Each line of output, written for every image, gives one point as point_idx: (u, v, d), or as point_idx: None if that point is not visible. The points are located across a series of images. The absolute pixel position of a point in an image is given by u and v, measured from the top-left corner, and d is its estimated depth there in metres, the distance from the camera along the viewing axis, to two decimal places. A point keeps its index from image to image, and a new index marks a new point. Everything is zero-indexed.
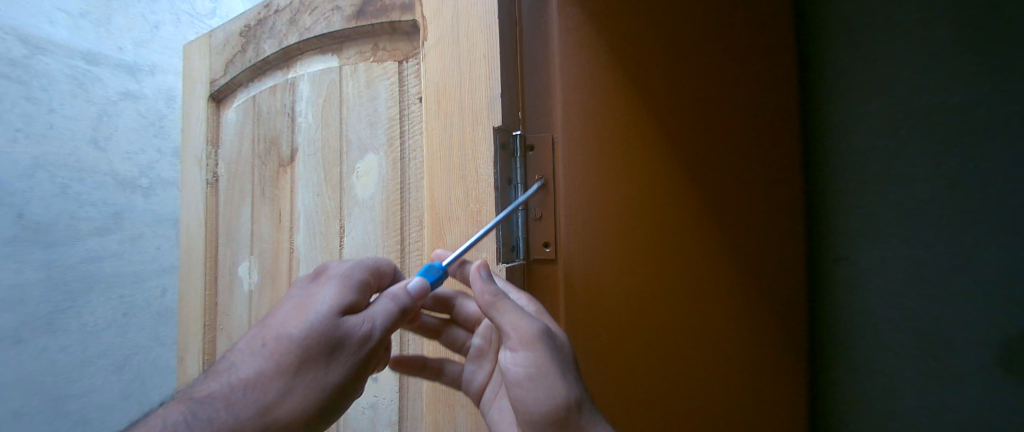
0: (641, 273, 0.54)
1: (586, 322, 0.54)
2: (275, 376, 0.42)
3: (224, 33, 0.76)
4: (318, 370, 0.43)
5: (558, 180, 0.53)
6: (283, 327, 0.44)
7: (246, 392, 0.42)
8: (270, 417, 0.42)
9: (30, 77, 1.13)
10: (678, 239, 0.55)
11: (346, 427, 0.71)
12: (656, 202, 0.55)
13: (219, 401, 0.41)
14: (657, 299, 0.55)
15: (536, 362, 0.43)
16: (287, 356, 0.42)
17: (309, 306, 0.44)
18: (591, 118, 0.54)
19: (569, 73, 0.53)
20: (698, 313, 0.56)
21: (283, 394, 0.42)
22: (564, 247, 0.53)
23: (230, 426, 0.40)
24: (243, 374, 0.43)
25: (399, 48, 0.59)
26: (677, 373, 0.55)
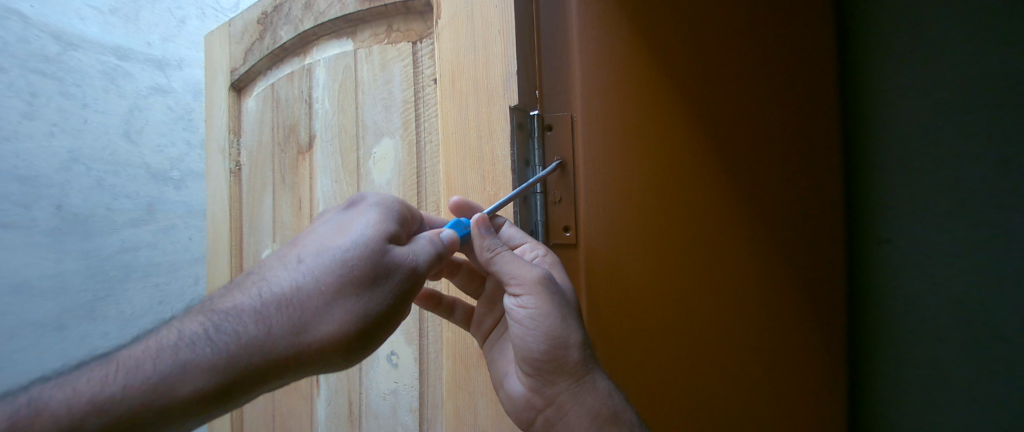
0: (663, 258, 0.52)
1: (608, 312, 0.51)
2: (313, 293, 0.36)
3: (243, 22, 0.76)
4: (363, 298, 0.37)
5: (579, 162, 0.51)
6: (323, 245, 0.38)
7: (278, 308, 0.35)
8: (300, 341, 0.35)
9: (63, 72, 1.19)
10: (704, 225, 0.53)
11: (368, 413, 0.72)
12: (680, 186, 0.52)
13: (244, 315, 0.35)
14: (679, 285, 0.53)
15: (534, 305, 0.43)
16: (326, 273, 0.36)
17: (351, 227, 0.39)
18: (611, 95, 0.51)
19: (590, 48, 0.50)
20: (723, 302, 0.54)
21: (321, 314, 0.36)
22: (584, 232, 0.51)
23: (258, 342, 0.34)
24: (273, 290, 0.36)
25: (414, 28, 0.58)
26: (700, 364, 0.53)
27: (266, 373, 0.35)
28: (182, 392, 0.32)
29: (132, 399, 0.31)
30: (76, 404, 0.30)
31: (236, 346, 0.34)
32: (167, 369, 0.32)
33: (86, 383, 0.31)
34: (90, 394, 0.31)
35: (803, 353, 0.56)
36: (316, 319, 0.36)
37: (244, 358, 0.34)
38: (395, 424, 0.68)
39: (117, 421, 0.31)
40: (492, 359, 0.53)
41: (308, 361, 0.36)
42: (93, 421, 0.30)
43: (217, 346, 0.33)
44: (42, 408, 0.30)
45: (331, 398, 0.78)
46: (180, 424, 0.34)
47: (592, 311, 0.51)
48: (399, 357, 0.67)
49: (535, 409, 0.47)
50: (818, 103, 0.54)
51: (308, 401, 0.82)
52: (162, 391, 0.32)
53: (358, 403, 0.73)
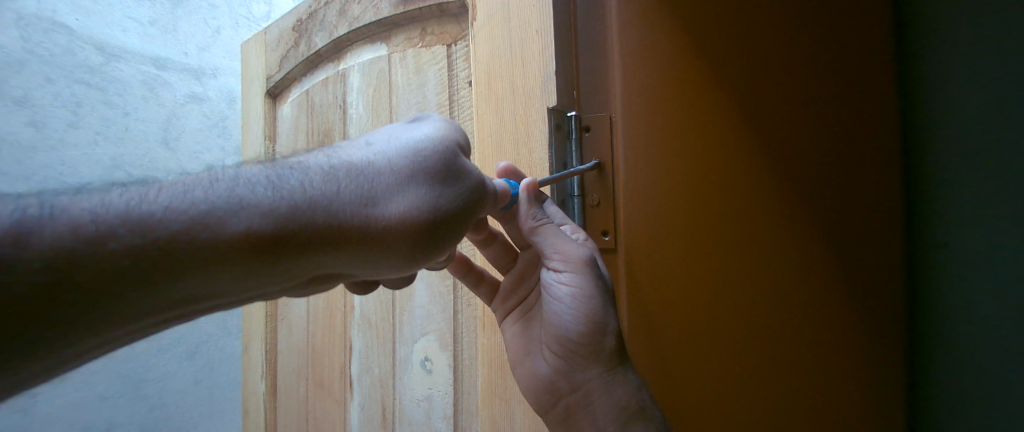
0: (708, 264, 0.50)
1: (648, 321, 0.48)
2: (388, 166, 0.32)
3: (279, 30, 0.78)
4: (437, 184, 0.32)
5: (619, 163, 0.49)
6: (397, 133, 0.35)
7: (350, 171, 0.31)
8: (363, 214, 0.30)
9: (106, 83, 1.23)
10: (745, 230, 0.50)
11: (402, 419, 0.71)
12: (719, 189, 0.50)
13: (312, 171, 0.30)
14: (725, 293, 0.50)
15: (581, 284, 0.44)
16: (403, 152, 0.32)
17: (424, 124, 0.36)
18: (653, 93, 0.49)
19: (631, 45, 0.48)
20: (765, 312, 0.51)
21: (395, 189, 0.31)
22: (623, 235, 0.49)
23: (326, 199, 0.29)
24: (345, 156, 0.32)
25: (448, 31, 0.57)
26: (740, 378, 0.51)
27: (324, 242, 0.30)
28: (226, 233, 0.27)
29: (172, 227, 0.26)
30: (115, 210, 0.25)
31: (302, 197, 0.29)
32: (217, 204, 0.27)
33: (127, 196, 0.26)
34: (124, 208, 0.25)
35: (855, 365, 0.53)
36: (385, 194, 0.31)
37: (302, 216, 0.29)
38: (429, 431, 0.68)
39: (148, 246, 0.25)
40: (511, 336, 0.52)
41: (366, 242, 0.31)
42: (117, 238, 0.25)
43: (281, 193, 0.29)
44: (65, 209, 0.24)
45: (364, 403, 0.78)
46: (213, 276, 0.28)
47: (633, 322, 0.48)
48: (433, 362, 0.67)
49: (558, 396, 0.48)
50: (869, 99, 0.52)
51: (342, 405, 0.82)
52: (208, 223, 0.26)
53: (392, 408, 0.73)
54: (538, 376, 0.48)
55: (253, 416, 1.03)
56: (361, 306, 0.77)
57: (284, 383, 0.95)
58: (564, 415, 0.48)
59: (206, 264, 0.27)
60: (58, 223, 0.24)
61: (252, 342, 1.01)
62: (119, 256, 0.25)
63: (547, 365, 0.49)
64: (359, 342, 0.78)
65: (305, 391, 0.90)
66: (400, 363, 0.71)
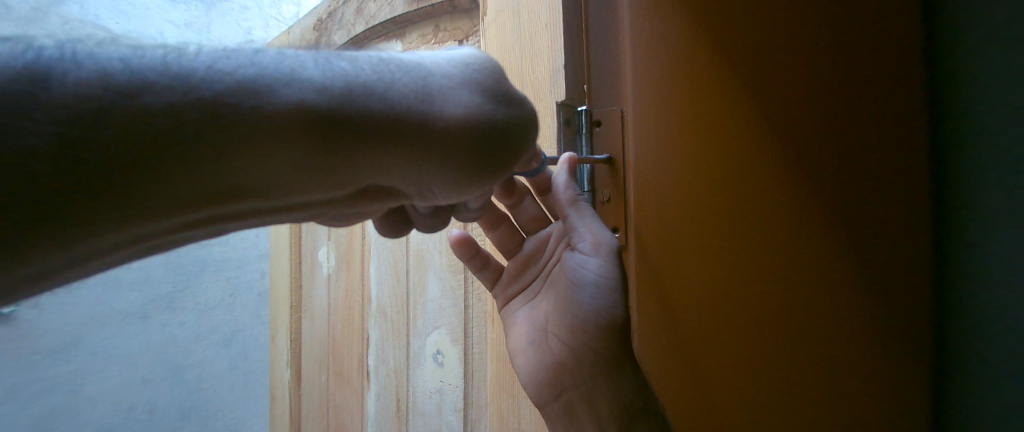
0: (724, 270, 0.46)
1: (657, 320, 0.48)
2: (440, 70, 0.29)
3: (302, 29, 0.80)
4: (486, 92, 0.29)
5: (630, 160, 0.49)
6: (433, 50, 0.32)
7: (400, 67, 0.28)
8: (413, 109, 0.26)
9: (144, 82, 1.30)
10: (771, 235, 0.44)
11: (415, 409, 0.73)
12: (740, 187, 0.44)
13: (358, 60, 0.27)
14: (745, 303, 0.45)
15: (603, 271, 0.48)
16: (448, 63, 0.30)
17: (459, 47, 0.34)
18: (665, 88, 0.47)
19: (644, 38, 0.47)
20: (790, 331, 0.44)
21: (452, 91, 0.28)
22: (633, 234, 0.49)
23: (379, 85, 0.26)
24: (386, 54, 0.29)
25: (460, 27, 0.58)
26: (757, 398, 0.45)
27: (383, 132, 0.26)
28: (262, 109, 0.22)
29: (198, 89, 0.21)
30: (146, 66, 0.20)
31: (353, 79, 0.25)
32: (244, 77, 0.22)
33: (160, 51, 0.21)
34: (135, 58, 0.20)
35: None
36: (443, 91, 0.28)
37: (348, 101, 0.24)
38: (440, 423, 0.69)
39: (181, 103, 0.20)
40: (513, 321, 0.57)
41: (417, 149, 0.27)
42: (129, 91, 0.19)
43: (329, 75, 0.25)
44: (63, 52, 0.19)
45: (380, 394, 0.80)
46: (254, 157, 0.23)
47: (648, 322, 0.49)
48: (445, 356, 0.67)
49: (560, 388, 0.52)
50: None
51: (359, 395, 0.84)
52: (239, 92, 0.22)
53: (406, 400, 0.74)
54: (541, 366, 0.53)
55: (279, 403, 1.08)
56: (377, 299, 0.79)
57: (307, 372, 0.98)
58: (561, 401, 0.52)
59: (251, 143, 0.22)
60: (82, 71, 0.19)
61: (278, 332, 1.06)
62: (153, 114, 0.20)
63: (550, 357, 0.53)
64: (375, 334, 0.80)
65: (326, 380, 0.93)
66: (413, 356, 0.73)
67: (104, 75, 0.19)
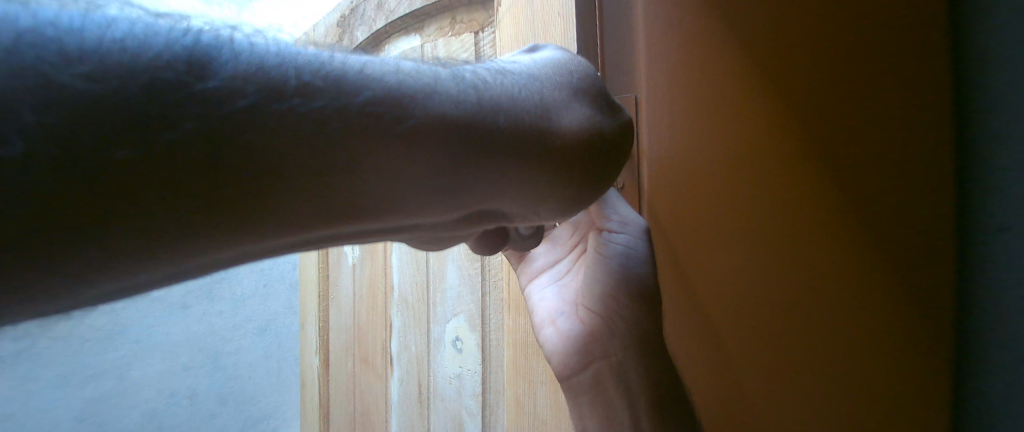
0: (757, 263, 0.43)
1: (678, 304, 0.49)
2: (554, 86, 0.30)
3: (327, 27, 0.83)
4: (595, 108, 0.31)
5: (644, 145, 0.49)
6: (536, 58, 0.32)
7: (516, 81, 0.28)
8: (528, 122, 0.27)
9: None
10: (816, 235, 0.39)
11: (435, 394, 0.75)
12: (783, 180, 0.41)
13: (481, 71, 0.27)
14: (777, 299, 0.42)
15: (636, 245, 0.46)
16: (561, 78, 0.31)
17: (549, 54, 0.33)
18: (682, 68, 0.46)
19: (654, 23, 0.47)
20: (846, 344, 0.39)
21: (565, 106, 0.29)
22: (647, 213, 0.50)
23: (512, 102, 0.26)
24: (499, 67, 0.29)
25: (475, 18, 0.59)
26: (797, 402, 0.42)
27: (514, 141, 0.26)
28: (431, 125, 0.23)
29: (361, 77, 0.21)
30: (304, 62, 0.20)
31: (487, 94, 0.26)
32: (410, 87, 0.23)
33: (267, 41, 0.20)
34: (331, 64, 0.21)
35: None
36: (558, 106, 0.29)
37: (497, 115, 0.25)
38: (460, 407, 0.71)
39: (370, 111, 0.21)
40: (532, 300, 0.56)
41: (541, 164, 0.28)
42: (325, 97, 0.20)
43: (458, 83, 0.25)
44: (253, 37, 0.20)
45: (403, 379, 0.82)
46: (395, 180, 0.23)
47: (671, 299, 0.50)
48: (463, 342, 0.69)
49: (589, 358, 0.51)
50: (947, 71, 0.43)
51: (384, 381, 0.87)
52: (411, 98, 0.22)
53: (427, 385, 0.77)
54: (570, 336, 0.52)
55: (309, 388, 1.13)
56: (399, 287, 0.81)
57: (335, 358, 1.02)
58: (591, 379, 0.51)
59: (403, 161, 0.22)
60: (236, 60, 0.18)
61: (308, 319, 1.10)
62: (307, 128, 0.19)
63: (580, 327, 0.52)
64: (398, 321, 0.82)
65: (353, 366, 0.97)
66: (434, 343, 0.75)
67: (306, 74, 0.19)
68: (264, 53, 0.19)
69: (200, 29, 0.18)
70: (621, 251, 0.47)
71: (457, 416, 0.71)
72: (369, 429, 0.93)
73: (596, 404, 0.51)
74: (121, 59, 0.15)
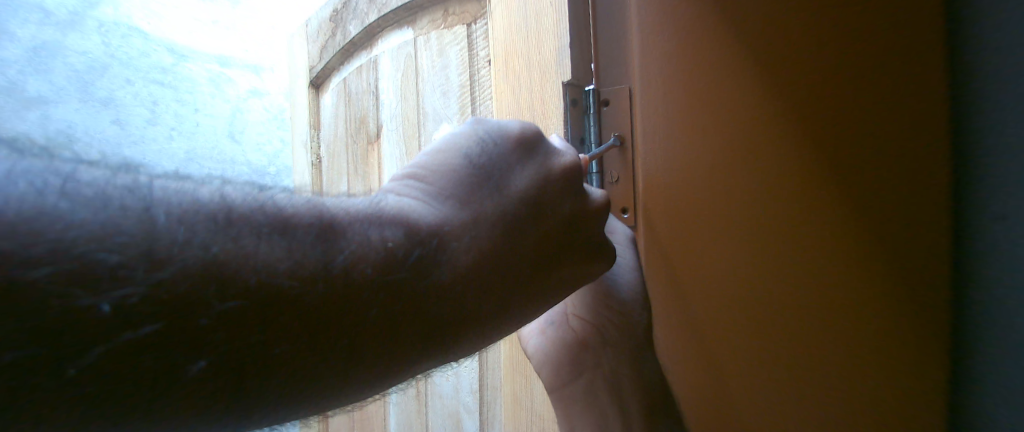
0: (760, 244, 0.44)
1: (670, 298, 0.46)
2: (492, 199, 0.31)
3: (319, 22, 0.83)
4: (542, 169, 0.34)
5: (638, 138, 0.47)
6: (464, 167, 0.31)
7: (453, 204, 0.29)
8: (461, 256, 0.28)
9: None
10: (813, 223, 0.43)
11: (433, 390, 0.75)
12: (789, 171, 0.43)
13: (413, 206, 0.28)
14: (777, 281, 0.44)
15: (626, 251, 0.45)
16: (487, 193, 0.31)
17: (478, 162, 0.31)
18: (677, 55, 0.45)
19: (647, 14, 0.46)
20: (811, 321, 0.44)
21: (500, 224, 0.30)
22: (641, 212, 0.47)
23: (435, 234, 0.27)
24: (420, 201, 0.29)
25: (468, 10, 0.58)
26: (784, 385, 0.44)
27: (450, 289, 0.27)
28: (379, 256, 0.25)
29: (267, 253, 0.21)
30: (204, 217, 0.20)
31: (401, 236, 0.26)
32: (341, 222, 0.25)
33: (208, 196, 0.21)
34: (243, 213, 0.22)
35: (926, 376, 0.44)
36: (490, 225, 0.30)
37: (439, 222, 0.28)
38: (457, 404, 0.71)
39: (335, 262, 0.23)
40: None
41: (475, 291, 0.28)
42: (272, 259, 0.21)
43: (384, 229, 0.26)
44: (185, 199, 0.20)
45: None
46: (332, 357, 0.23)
47: (661, 299, 0.47)
48: None
49: (580, 368, 0.49)
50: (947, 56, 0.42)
51: None
52: (337, 230, 0.24)
53: (424, 382, 0.77)
54: (559, 346, 0.49)
55: None
56: None
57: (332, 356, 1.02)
58: (581, 388, 0.49)
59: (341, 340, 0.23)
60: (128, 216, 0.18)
61: None
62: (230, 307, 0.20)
63: (570, 337, 0.49)
64: None
65: None
66: None
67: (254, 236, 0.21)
68: (180, 208, 0.20)
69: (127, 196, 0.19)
70: (612, 259, 0.45)
71: (454, 413, 0.71)
72: (367, 426, 0.93)
73: (589, 414, 0.49)
74: (48, 211, 0.16)
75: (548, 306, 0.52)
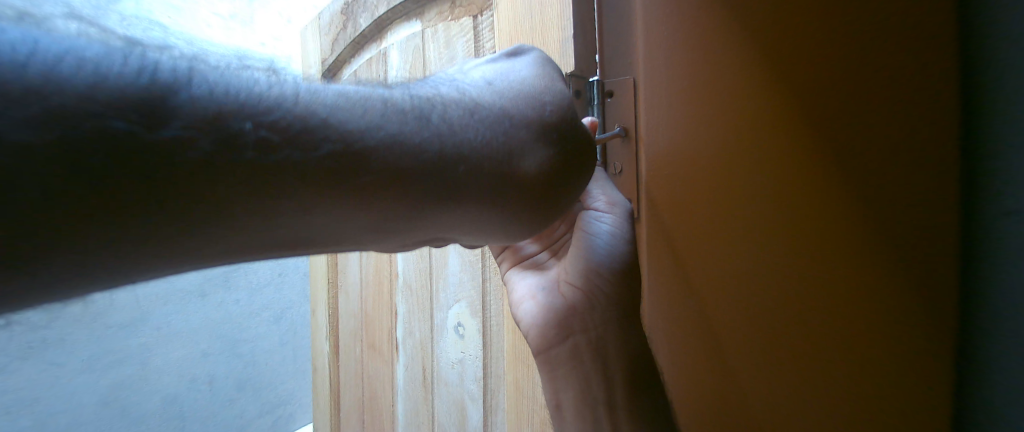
0: (754, 219, 0.42)
1: (670, 279, 0.47)
2: (467, 125, 0.31)
3: (332, 15, 0.84)
4: (528, 109, 0.35)
5: (642, 128, 0.48)
6: (462, 93, 0.33)
7: (447, 112, 0.31)
8: (447, 150, 0.30)
9: None
10: (806, 200, 0.40)
11: (438, 379, 0.76)
12: (786, 171, 0.40)
13: (400, 106, 0.29)
14: (771, 258, 0.42)
15: (621, 225, 0.46)
16: (468, 119, 0.31)
17: (468, 98, 0.33)
18: (679, 46, 0.45)
19: (655, 9, 0.46)
20: (808, 298, 0.40)
21: (464, 131, 0.31)
22: (645, 199, 0.48)
23: (389, 127, 0.28)
24: (425, 94, 0.32)
25: (475, 2, 0.59)
26: (765, 356, 0.43)
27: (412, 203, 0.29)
28: (388, 134, 0.27)
29: (295, 110, 0.24)
30: (226, 94, 0.22)
31: (387, 118, 0.28)
32: (344, 94, 0.27)
33: (366, 95, 0.28)
34: (308, 96, 0.26)
35: None
36: (461, 135, 0.31)
37: (436, 144, 0.29)
38: (462, 392, 0.72)
39: (323, 148, 0.25)
40: (513, 283, 0.56)
41: (474, 203, 0.32)
42: (268, 107, 0.23)
43: (370, 111, 0.28)
44: (291, 88, 0.25)
45: (407, 364, 0.84)
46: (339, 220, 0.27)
47: (663, 290, 0.48)
48: (465, 328, 0.70)
49: (568, 331, 0.50)
50: None
51: (389, 365, 0.89)
52: (313, 113, 0.25)
53: (431, 370, 0.78)
54: (548, 308, 0.51)
55: (320, 374, 1.15)
56: (404, 274, 0.82)
57: (344, 345, 1.04)
58: (567, 354, 0.50)
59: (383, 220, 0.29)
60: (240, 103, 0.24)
61: (318, 305, 1.12)
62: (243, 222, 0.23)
63: (560, 301, 0.51)
64: (403, 308, 0.83)
65: (360, 351, 0.99)
66: (437, 328, 0.76)
67: (274, 96, 0.24)
68: (208, 86, 0.22)
69: (181, 75, 0.22)
70: (606, 230, 0.46)
71: (459, 401, 0.72)
72: (377, 413, 0.94)
73: (575, 376, 0.50)
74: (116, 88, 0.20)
75: (547, 276, 0.54)
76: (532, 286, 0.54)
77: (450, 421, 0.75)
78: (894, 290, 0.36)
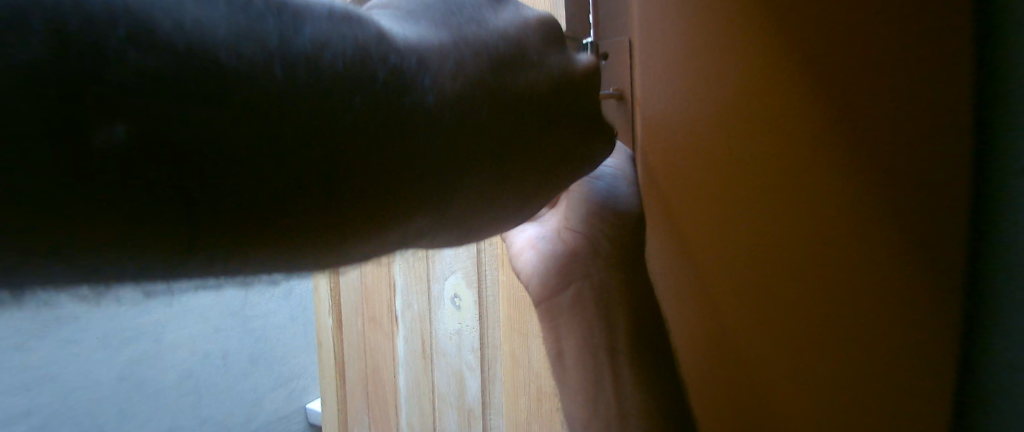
0: (755, 194, 0.40)
1: (669, 253, 0.46)
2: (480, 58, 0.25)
3: None
4: (538, 52, 0.29)
5: (637, 90, 0.46)
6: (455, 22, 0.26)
7: (456, 45, 0.25)
8: (462, 88, 0.24)
9: None
10: (814, 173, 0.37)
11: (437, 350, 0.77)
12: (791, 145, 0.38)
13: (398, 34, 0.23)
14: (774, 234, 0.40)
15: (622, 164, 0.46)
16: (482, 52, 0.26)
17: (470, 29, 0.26)
18: (675, 5, 0.42)
19: None
20: (811, 276, 0.38)
21: (480, 69, 0.25)
22: (642, 167, 0.47)
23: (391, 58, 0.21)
24: (415, 20, 0.24)
25: None
26: (764, 337, 0.42)
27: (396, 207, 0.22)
28: (402, 69, 0.21)
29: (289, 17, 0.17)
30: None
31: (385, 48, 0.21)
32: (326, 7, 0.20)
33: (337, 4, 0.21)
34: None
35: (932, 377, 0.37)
36: (477, 72, 0.25)
37: (445, 78, 0.23)
38: (460, 362, 0.73)
39: (307, 51, 0.17)
40: (511, 235, 0.54)
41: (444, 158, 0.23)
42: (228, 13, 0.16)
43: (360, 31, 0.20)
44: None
45: (407, 337, 0.84)
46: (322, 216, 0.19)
47: (661, 261, 0.46)
48: (461, 299, 0.70)
49: (569, 278, 0.49)
50: None
51: (390, 338, 0.90)
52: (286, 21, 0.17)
53: (430, 342, 0.78)
54: (548, 256, 0.50)
55: (323, 349, 1.17)
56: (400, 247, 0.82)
57: (346, 318, 1.05)
58: (570, 301, 0.49)
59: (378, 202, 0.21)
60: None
61: (318, 281, 1.13)
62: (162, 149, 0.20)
63: (559, 247, 0.49)
64: (400, 281, 0.84)
65: (361, 325, 1.00)
66: (433, 301, 0.76)
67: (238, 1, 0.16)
68: None
69: None
70: (607, 170, 0.46)
71: (458, 371, 0.73)
72: (379, 384, 0.96)
73: (586, 326, 0.49)
74: None
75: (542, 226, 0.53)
76: (528, 236, 0.52)
77: (450, 391, 0.76)
78: (879, 263, 0.36)
